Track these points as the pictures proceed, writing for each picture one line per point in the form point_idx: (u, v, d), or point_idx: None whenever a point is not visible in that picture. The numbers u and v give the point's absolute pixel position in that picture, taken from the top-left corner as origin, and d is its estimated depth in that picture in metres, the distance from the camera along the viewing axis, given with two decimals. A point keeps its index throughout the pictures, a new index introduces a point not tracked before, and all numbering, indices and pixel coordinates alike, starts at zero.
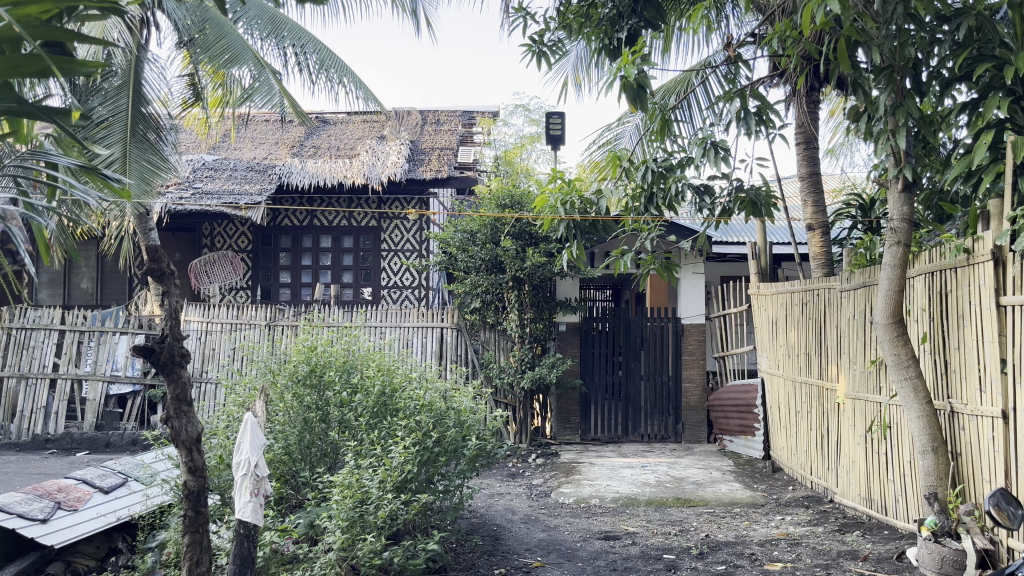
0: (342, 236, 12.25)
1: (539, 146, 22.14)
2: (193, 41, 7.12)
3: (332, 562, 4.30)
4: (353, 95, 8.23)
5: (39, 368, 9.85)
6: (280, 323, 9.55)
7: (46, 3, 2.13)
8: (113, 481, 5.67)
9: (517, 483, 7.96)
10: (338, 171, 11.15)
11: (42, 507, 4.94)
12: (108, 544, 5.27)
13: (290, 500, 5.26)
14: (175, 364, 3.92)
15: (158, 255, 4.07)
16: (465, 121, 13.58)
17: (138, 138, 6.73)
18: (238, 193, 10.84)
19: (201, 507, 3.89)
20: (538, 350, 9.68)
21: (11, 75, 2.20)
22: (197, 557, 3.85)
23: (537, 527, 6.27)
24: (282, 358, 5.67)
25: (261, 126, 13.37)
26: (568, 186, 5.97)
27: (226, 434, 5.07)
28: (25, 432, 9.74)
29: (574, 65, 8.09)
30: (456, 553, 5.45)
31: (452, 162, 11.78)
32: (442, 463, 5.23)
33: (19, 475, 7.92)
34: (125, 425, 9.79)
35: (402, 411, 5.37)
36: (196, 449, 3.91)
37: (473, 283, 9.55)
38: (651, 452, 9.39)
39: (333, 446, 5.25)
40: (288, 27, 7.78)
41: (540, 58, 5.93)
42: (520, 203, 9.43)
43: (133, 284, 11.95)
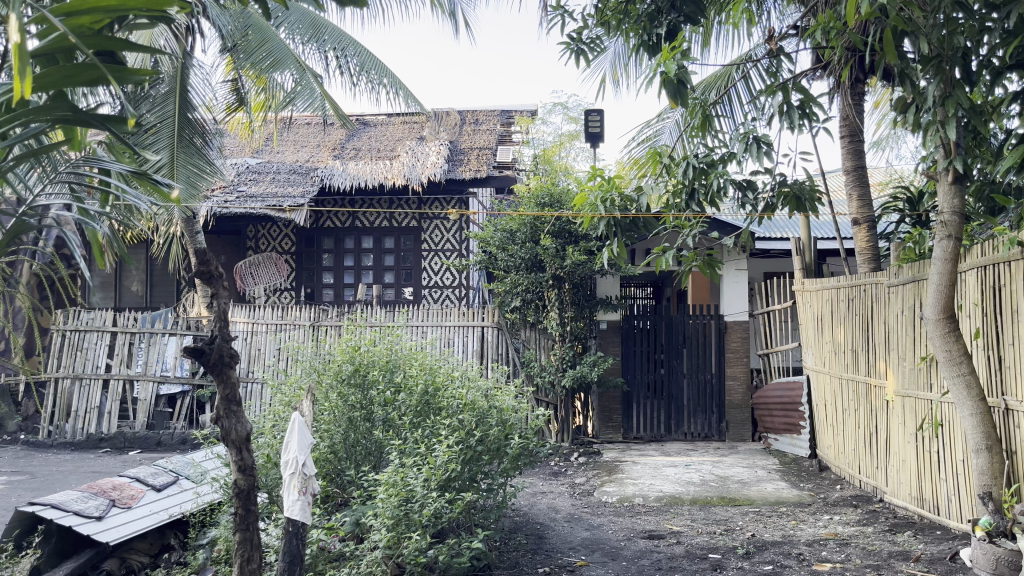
0: (383, 237, 12.36)
1: (578, 144, 22.05)
2: (236, 48, 7.27)
3: (378, 560, 4.34)
4: (394, 97, 8.25)
5: (93, 369, 10.12)
6: (324, 323, 9.67)
7: (97, 14, 2.17)
8: (165, 479, 5.80)
9: (559, 481, 7.96)
10: (379, 172, 11.24)
11: (98, 505, 5.07)
12: (161, 541, 5.38)
13: (336, 499, 5.31)
14: (224, 364, 3.97)
15: (207, 258, 4.12)
16: (503, 121, 13.62)
17: (185, 143, 6.89)
18: (282, 196, 10.99)
19: (252, 505, 3.94)
20: (579, 348, 9.65)
21: (64, 85, 2.25)
22: (248, 555, 3.89)
23: (580, 525, 6.26)
24: (326, 358, 5.75)
25: (303, 129, 13.57)
26: (607, 184, 5.97)
27: (273, 433, 5.18)
28: (79, 431, 10.01)
29: (612, 63, 8.07)
30: (501, 551, 5.45)
31: (491, 162, 11.82)
32: (485, 462, 5.22)
33: (75, 473, 8.14)
34: (175, 424, 9.99)
35: (445, 409, 5.41)
36: (246, 449, 3.96)
37: (514, 282, 9.61)
38: (695, 450, 9.31)
39: (377, 445, 5.32)
40: (328, 31, 7.88)
41: (579, 56, 5.92)
42: (559, 201, 9.44)
43: (181, 285, 12.21)
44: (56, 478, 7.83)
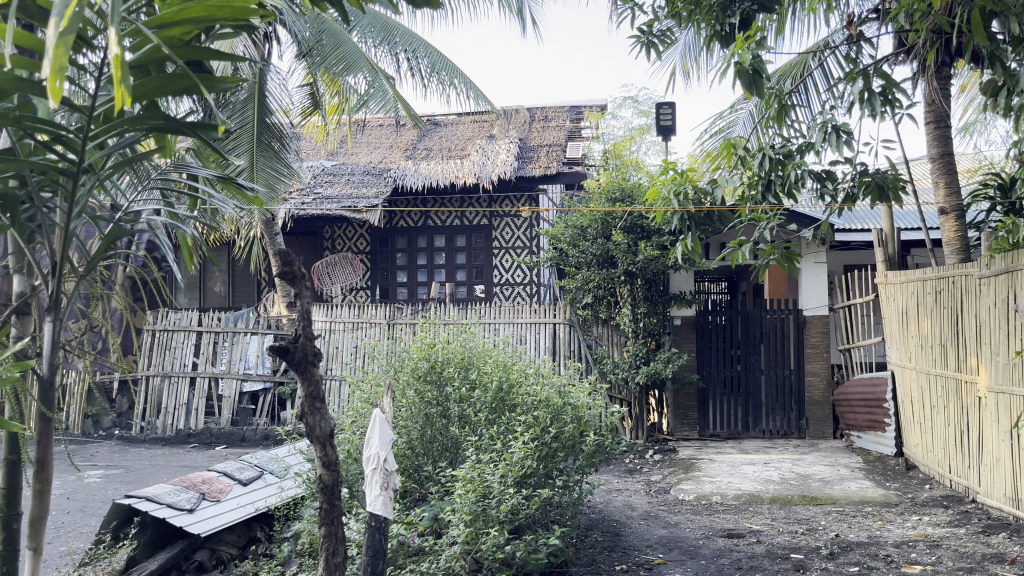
0: (454, 235, 12.48)
1: (649, 137, 21.81)
2: (313, 53, 7.55)
3: (457, 556, 4.41)
4: (465, 96, 8.26)
5: (180, 367, 10.53)
6: (399, 322, 9.84)
7: (187, 25, 2.24)
8: (251, 474, 6.00)
9: (634, 479, 7.89)
10: (451, 172, 11.34)
11: (189, 498, 5.26)
12: (248, 534, 5.55)
13: (414, 494, 5.40)
14: (309, 361, 3.83)
15: (290, 257, 3.93)
16: (572, 116, 13.57)
17: (264, 147, 7.14)
18: (356, 197, 11.21)
19: (336, 499, 3.92)
20: (653, 344, 9.54)
21: (156, 95, 2.32)
22: (334, 548, 3.91)
23: (657, 523, 6.20)
24: (402, 355, 5.86)
25: (377, 130, 13.82)
26: (680, 177, 5.89)
27: (353, 429, 5.37)
28: (169, 427, 10.44)
29: (682, 55, 7.94)
30: (578, 548, 5.43)
31: (561, 158, 11.80)
32: (561, 459, 5.17)
33: (166, 467, 8.49)
34: (258, 421, 10.32)
35: (520, 406, 5.42)
36: (330, 444, 3.92)
37: (585, 278, 9.57)
38: (774, 448, 9.10)
39: (454, 441, 5.41)
40: (401, 33, 8.03)
41: (649, 49, 5.87)
42: (631, 196, 9.39)
43: (262, 286, 12.58)
44: (149, 472, 8.18)
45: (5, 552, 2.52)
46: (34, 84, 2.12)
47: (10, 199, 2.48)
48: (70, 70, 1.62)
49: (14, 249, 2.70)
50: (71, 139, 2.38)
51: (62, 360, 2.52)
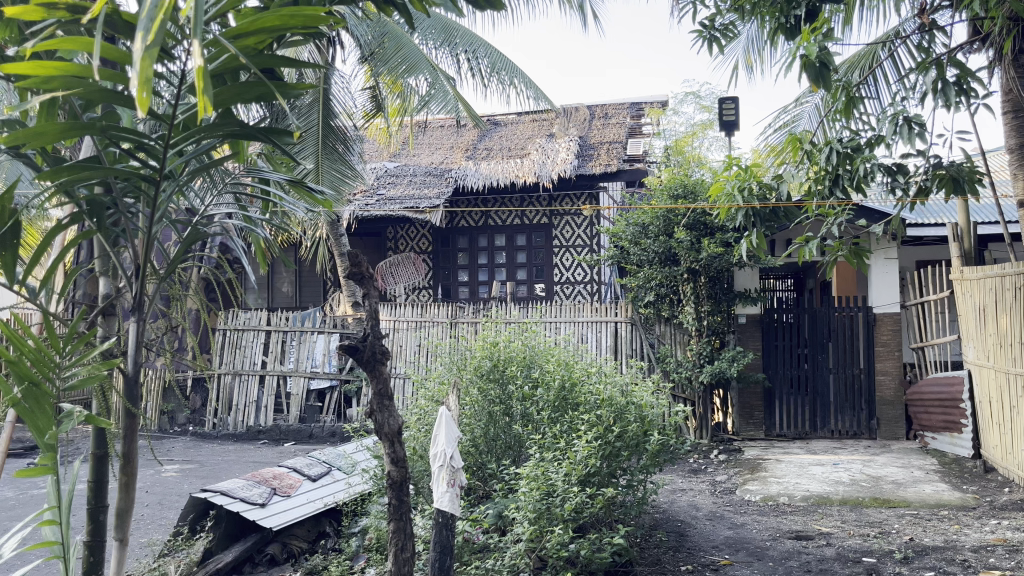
0: (515, 235, 12.55)
1: (712, 133, 21.52)
2: (376, 55, 7.66)
3: (521, 553, 4.44)
4: (524, 96, 8.30)
5: (250, 365, 10.83)
6: (461, 320, 9.94)
7: (261, 34, 2.29)
8: (319, 470, 6.14)
9: (699, 479, 7.80)
10: (511, 171, 11.36)
11: (261, 493, 5.39)
12: (317, 528, 5.68)
13: (478, 492, 5.44)
14: (378, 360, 3.88)
15: (358, 258, 4.00)
16: (633, 113, 13.47)
17: (328, 150, 7.33)
18: (418, 198, 11.35)
19: (404, 495, 3.95)
20: (717, 343, 9.40)
21: (233, 103, 2.39)
22: (402, 544, 3.91)
23: (723, 524, 6.12)
24: (465, 354, 5.95)
25: (438, 131, 13.96)
26: (744, 173, 5.80)
27: (418, 427, 5.50)
28: (240, 423, 10.74)
29: (745, 48, 7.81)
30: (642, 547, 5.39)
31: (621, 155, 11.73)
32: (625, 458, 5.12)
33: (238, 462, 8.75)
34: (325, 418, 10.55)
35: (583, 405, 5.38)
36: (398, 442, 3.96)
37: (647, 276, 9.49)
38: (844, 449, 8.87)
39: (517, 439, 5.45)
40: (460, 34, 8.08)
41: (712, 43, 5.79)
42: (693, 192, 9.31)
43: (327, 285, 12.84)
44: (222, 467, 8.45)
45: (93, 543, 2.61)
46: (120, 94, 2.21)
47: (97, 205, 2.59)
48: (157, 81, 1.69)
49: (100, 252, 2.82)
50: (153, 146, 2.48)
51: (146, 359, 2.63)
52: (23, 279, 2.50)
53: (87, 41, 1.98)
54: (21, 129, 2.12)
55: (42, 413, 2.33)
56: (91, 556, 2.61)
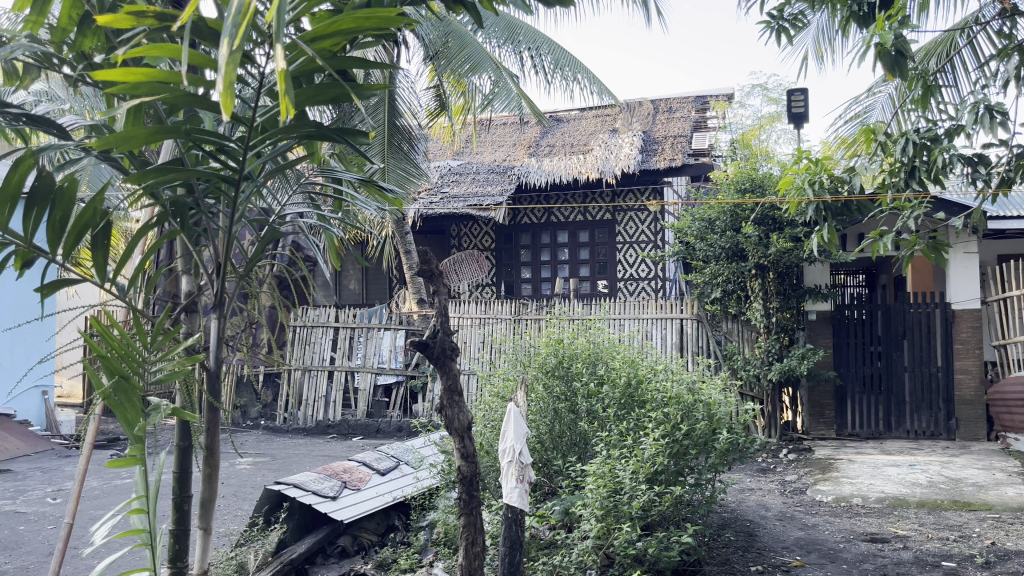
0: (578, 231, 12.53)
1: (779, 126, 21.13)
2: (440, 54, 7.72)
3: (589, 549, 4.42)
4: (588, 92, 8.26)
5: (319, 361, 11.07)
6: (525, 317, 9.95)
7: (338, 36, 2.32)
8: (388, 464, 6.23)
9: (768, 478, 7.66)
10: (574, 168, 11.32)
11: (332, 486, 5.49)
12: (387, 522, 5.77)
13: (544, 488, 5.45)
14: (447, 356, 3.94)
15: (428, 257, 4.04)
16: (698, 106, 13.27)
17: (394, 150, 7.54)
18: (481, 195, 11.41)
19: (475, 490, 3.98)
20: (786, 340, 9.20)
21: (310, 104, 2.43)
22: (473, 538, 3.94)
23: (793, 524, 6.00)
24: (530, 351, 6.00)
25: (501, 129, 14.00)
26: (814, 166, 5.66)
27: (485, 422, 5.57)
28: (309, 418, 11.00)
29: (815, 37, 7.61)
30: (711, 547, 5.32)
31: (686, 149, 11.58)
32: (693, 456, 5.05)
33: (308, 456, 8.94)
34: (391, 413, 10.70)
35: (649, 402, 5.33)
36: (468, 437, 3.98)
37: (714, 273, 9.35)
38: (920, 450, 8.60)
39: (583, 436, 5.43)
40: (524, 32, 8.11)
41: (780, 34, 5.66)
42: (761, 186, 9.11)
43: (393, 283, 13.04)
44: (294, 460, 8.65)
45: (178, 531, 2.71)
46: (203, 99, 2.27)
47: (180, 206, 2.68)
48: (239, 87, 1.73)
49: (184, 252, 2.92)
50: (234, 148, 2.55)
51: (227, 355, 2.71)
52: (113, 278, 2.61)
53: (172, 48, 2.04)
54: (110, 134, 2.20)
55: (132, 406, 2.42)
56: (177, 543, 2.71)
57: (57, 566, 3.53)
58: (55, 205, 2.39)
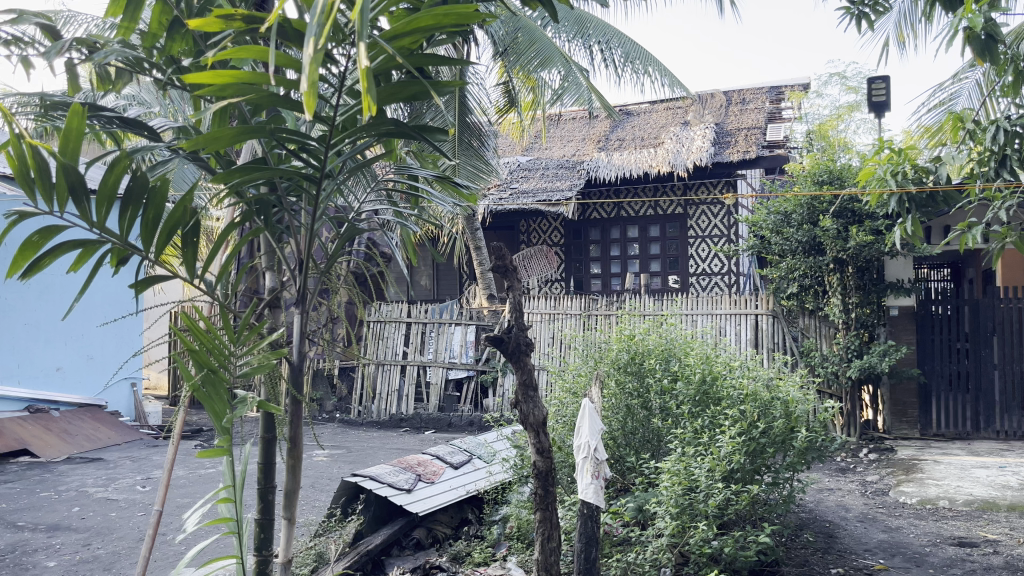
0: (648, 225, 12.40)
1: (858, 116, 20.52)
2: (509, 50, 7.73)
3: (664, 548, 4.37)
4: (659, 84, 8.13)
5: (392, 356, 11.26)
6: (595, 312, 9.87)
7: (416, 34, 2.34)
8: (461, 458, 6.28)
9: (847, 478, 7.44)
10: (644, 161, 11.19)
11: (407, 478, 5.55)
12: (460, 515, 5.83)
13: (617, 484, 5.41)
14: (522, 352, 3.95)
15: (502, 252, 4.05)
16: (773, 97, 12.98)
17: (465, 147, 7.64)
18: (551, 190, 11.40)
19: (550, 485, 3.97)
20: (866, 336, 8.90)
21: (389, 100, 2.46)
22: (548, 534, 3.94)
23: (875, 526, 5.82)
24: (601, 347, 5.99)
25: (570, 123, 13.95)
26: (897, 157, 5.54)
27: (558, 417, 5.57)
28: (383, 411, 11.20)
29: (896, 22, 7.35)
30: (789, 548, 5.20)
31: (761, 141, 11.33)
32: (770, 455, 4.94)
33: (383, 449, 9.10)
34: (462, 408, 10.78)
35: (725, 400, 5.23)
36: (543, 432, 3.99)
37: (790, 267, 9.17)
38: (1010, 451, 8.23)
39: (656, 432, 5.37)
40: (594, 25, 8.06)
41: (860, 20, 5.49)
42: (840, 178, 8.85)
43: (463, 278, 13.19)
44: (368, 453, 8.81)
45: (263, 521, 2.78)
46: (285, 99, 2.31)
47: (264, 204, 2.76)
48: (322, 86, 1.76)
49: (267, 249, 3.00)
50: (315, 147, 2.60)
51: (310, 348, 2.77)
52: (201, 275, 2.69)
53: (259, 50, 2.08)
54: (199, 134, 2.27)
55: (219, 398, 2.50)
56: (262, 532, 2.78)
57: (146, 558, 3.40)
58: (148, 205, 2.47)
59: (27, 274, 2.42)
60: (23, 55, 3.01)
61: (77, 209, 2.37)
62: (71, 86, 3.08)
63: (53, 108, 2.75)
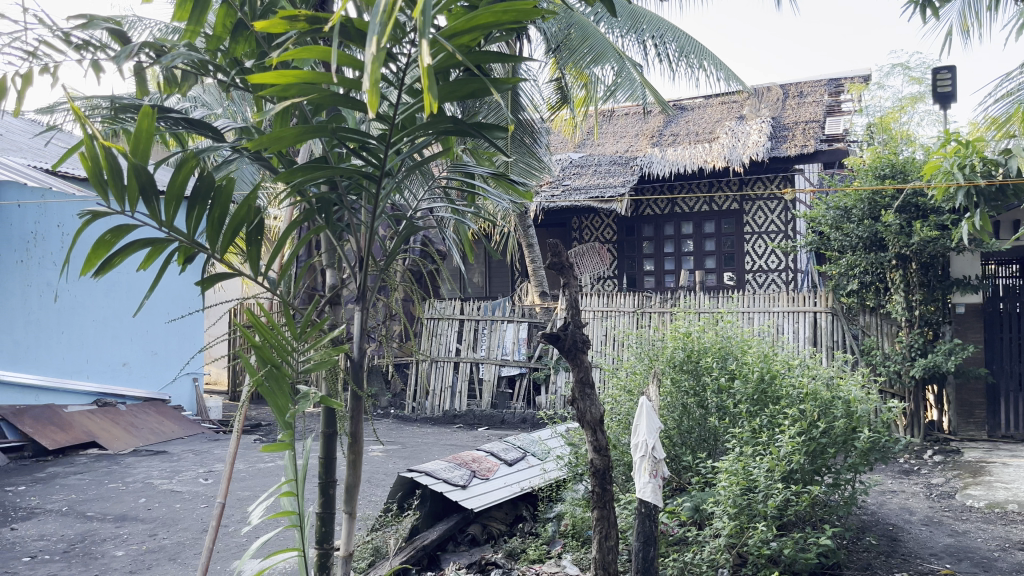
0: (703, 221, 12.24)
1: (921, 107, 19.93)
2: (563, 46, 7.72)
3: (722, 548, 4.30)
4: (715, 79, 8.00)
5: (446, 352, 11.34)
6: (648, 309, 9.78)
7: (476, 32, 2.34)
8: (515, 455, 6.30)
9: (911, 480, 7.25)
10: (699, 156, 11.04)
11: (462, 475, 5.58)
12: (514, 512, 5.84)
13: (673, 483, 5.36)
14: (578, 349, 3.93)
15: (559, 248, 4.04)
16: (831, 90, 12.69)
17: (518, 145, 7.67)
18: (603, 186, 11.34)
19: (607, 484, 3.95)
20: (930, 335, 8.64)
21: (449, 98, 2.47)
22: (606, 531, 3.92)
23: (941, 530, 5.65)
24: (656, 344, 5.94)
25: (623, 119, 13.85)
26: (965, 150, 5.86)
27: (613, 416, 5.53)
28: (436, 408, 11.28)
29: (961, 10, 7.12)
30: (850, 551, 5.08)
31: (819, 135, 11.10)
32: (831, 456, 4.84)
33: (437, 445, 9.18)
34: (515, 405, 10.79)
35: (784, 399, 5.12)
36: (600, 430, 3.97)
37: (850, 263, 8.97)
38: None
39: (713, 432, 5.29)
40: (648, 20, 8.01)
41: (924, 9, 5.33)
42: (903, 172, 8.61)
43: (514, 276, 13.23)
44: (423, 449, 8.89)
45: (324, 514, 2.83)
46: (347, 99, 2.34)
47: (325, 202, 2.80)
48: (385, 86, 1.77)
49: (328, 247, 3.04)
50: (375, 147, 2.63)
51: (370, 345, 2.80)
52: (265, 273, 2.74)
53: (322, 50, 2.11)
54: (263, 134, 2.30)
55: (282, 393, 2.54)
56: (323, 526, 2.82)
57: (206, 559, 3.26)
58: (214, 204, 2.52)
59: (99, 272, 2.49)
60: (94, 59, 3.09)
61: (146, 208, 2.43)
62: (139, 88, 3.13)
63: (123, 111, 2.83)
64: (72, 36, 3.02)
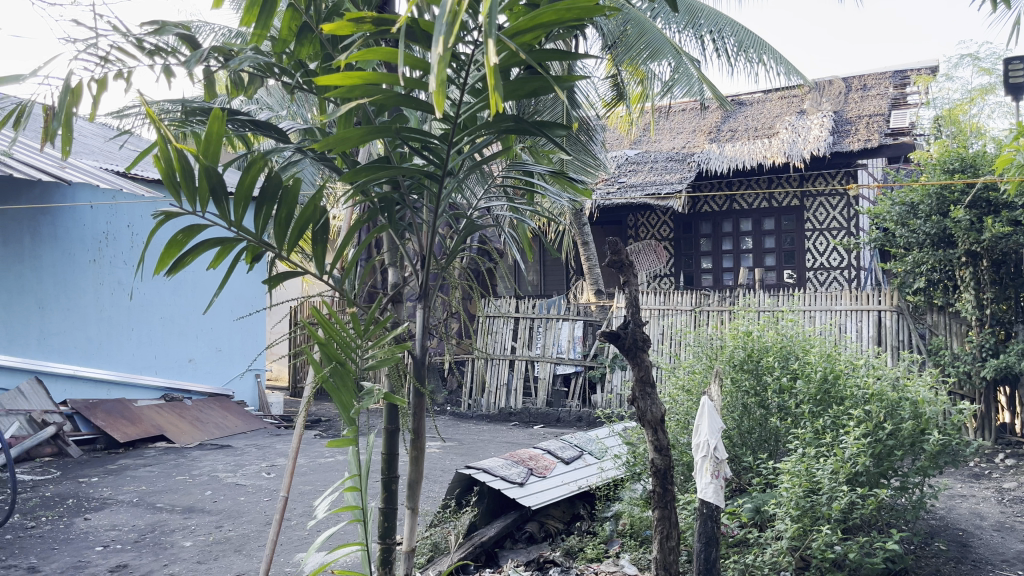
0: (763, 218, 12.03)
1: (992, 99, 19.25)
2: (619, 42, 7.66)
3: (784, 551, 4.23)
4: (775, 73, 7.87)
5: (501, 350, 11.37)
6: (706, 307, 9.66)
7: (539, 29, 2.34)
8: (572, 453, 6.29)
9: (982, 484, 7.01)
10: (758, 152, 10.86)
11: (519, 472, 5.60)
12: (572, 511, 5.82)
13: (733, 484, 5.29)
14: (638, 348, 3.90)
15: (618, 247, 4.02)
16: (896, 83, 12.34)
17: (574, 142, 7.66)
18: (659, 183, 11.24)
19: (669, 484, 3.91)
20: (1003, 335, 8.27)
21: (514, 96, 2.47)
22: (667, 531, 3.88)
23: (1014, 536, 5.45)
24: (715, 343, 5.86)
25: (680, 115, 13.70)
26: None
27: (671, 415, 5.48)
28: (492, 405, 11.33)
29: None
30: (918, 556, 4.93)
31: (884, 129, 10.81)
32: (899, 458, 4.70)
33: (493, 442, 9.22)
34: (571, 403, 10.77)
35: (848, 399, 5.01)
36: (661, 429, 3.93)
37: (916, 260, 8.72)
38: None
39: (775, 432, 5.20)
40: (705, 14, 7.89)
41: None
42: (973, 165, 8.33)
43: (569, 273, 13.21)
44: (479, 446, 8.94)
45: (386, 509, 2.86)
46: (412, 98, 2.36)
47: (388, 201, 2.84)
48: (451, 85, 1.78)
49: (389, 245, 3.09)
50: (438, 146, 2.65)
51: (431, 341, 2.84)
52: (330, 271, 2.79)
53: (388, 51, 2.13)
54: (330, 134, 2.34)
55: (346, 389, 2.58)
56: (386, 521, 2.85)
57: (270, 555, 3.52)
58: (282, 204, 2.58)
59: (171, 270, 2.57)
60: (165, 64, 3.17)
61: (217, 209, 2.50)
62: (208, 91, 3.20)
63: (193, 114, 2.91)
64: (145, 42, 3.10)
